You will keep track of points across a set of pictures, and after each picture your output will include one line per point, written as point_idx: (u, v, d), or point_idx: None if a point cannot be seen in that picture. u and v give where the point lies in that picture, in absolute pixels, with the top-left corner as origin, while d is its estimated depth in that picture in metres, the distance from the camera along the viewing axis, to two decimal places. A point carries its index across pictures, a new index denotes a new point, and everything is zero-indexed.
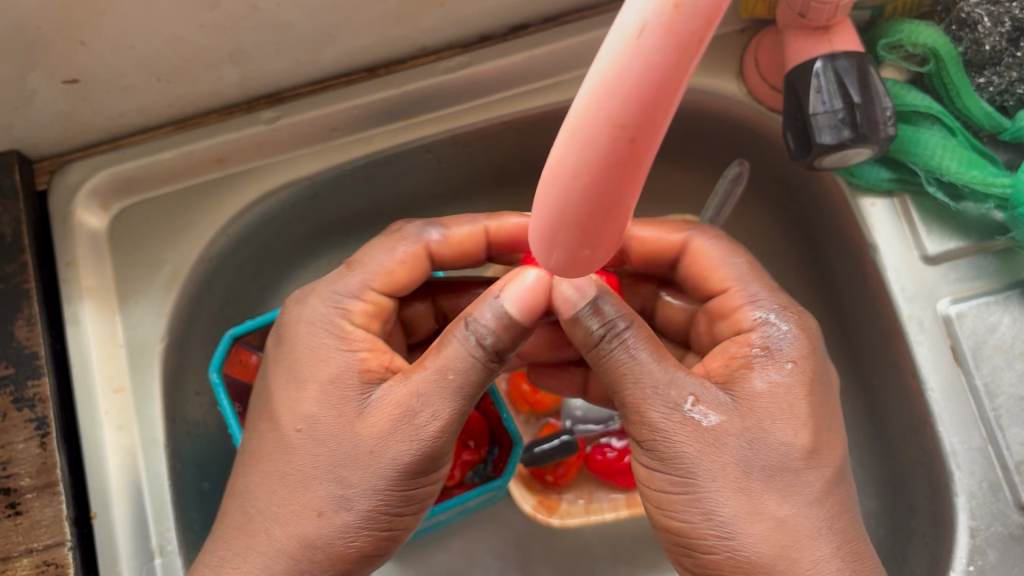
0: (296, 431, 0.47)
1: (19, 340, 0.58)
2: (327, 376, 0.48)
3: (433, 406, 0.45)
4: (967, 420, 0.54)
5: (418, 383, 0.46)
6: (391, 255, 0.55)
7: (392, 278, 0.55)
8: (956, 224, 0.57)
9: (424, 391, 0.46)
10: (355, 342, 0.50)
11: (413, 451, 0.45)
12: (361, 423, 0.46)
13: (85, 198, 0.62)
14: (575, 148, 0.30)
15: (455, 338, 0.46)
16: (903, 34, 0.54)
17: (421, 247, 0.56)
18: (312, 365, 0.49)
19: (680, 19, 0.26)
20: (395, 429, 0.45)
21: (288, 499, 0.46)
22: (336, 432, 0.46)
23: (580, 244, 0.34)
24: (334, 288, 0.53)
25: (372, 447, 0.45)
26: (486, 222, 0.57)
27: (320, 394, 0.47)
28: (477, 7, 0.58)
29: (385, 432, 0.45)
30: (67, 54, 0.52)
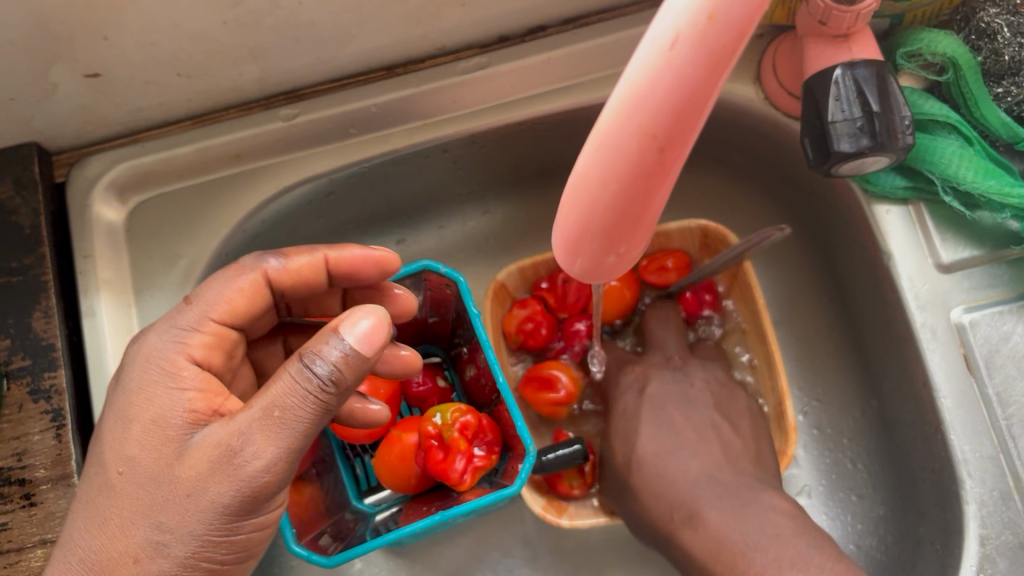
0: (118, 474, 0.42)
1: (36, 331, 0.58)
2: (151, 415, 0.43)
3: (258, 448, 0.41)
4: (979, 429, 0.55)
5: (241, 422, 0.41)
6: (229, 284, 0.50)
7: (232, 311, 0.50)
8: (970, 233, 0.57)
9: (250, 430, 0.41)
10: (186, 380, 0.45)
11: (233, 493, 0.41)
12: (179, 465, 0.41)
13: (103, 191, 0.63)
14: (604, 157, 0.30)
15: (288, 371, 0.42)
16: (923, 43, 0.54)
17: (260, 275, 0.51)
18: (140, 404, 0.44)
19: (713, 30, 0.26)
20: (216, 473, 0.41)
21: (105, 542, 0.41)
22: (155, 474, 0.42)
23: (605, 250, 0.34)
24: (170, 320, 0.48)
25: (191, 491, 0.41)
26: (326, 251, 0.53)
27: (142, 434, 0.43)
28: (497, 8, 0.58)
29: (204, 475, 0.41)
30: (90, 48, 0.53)
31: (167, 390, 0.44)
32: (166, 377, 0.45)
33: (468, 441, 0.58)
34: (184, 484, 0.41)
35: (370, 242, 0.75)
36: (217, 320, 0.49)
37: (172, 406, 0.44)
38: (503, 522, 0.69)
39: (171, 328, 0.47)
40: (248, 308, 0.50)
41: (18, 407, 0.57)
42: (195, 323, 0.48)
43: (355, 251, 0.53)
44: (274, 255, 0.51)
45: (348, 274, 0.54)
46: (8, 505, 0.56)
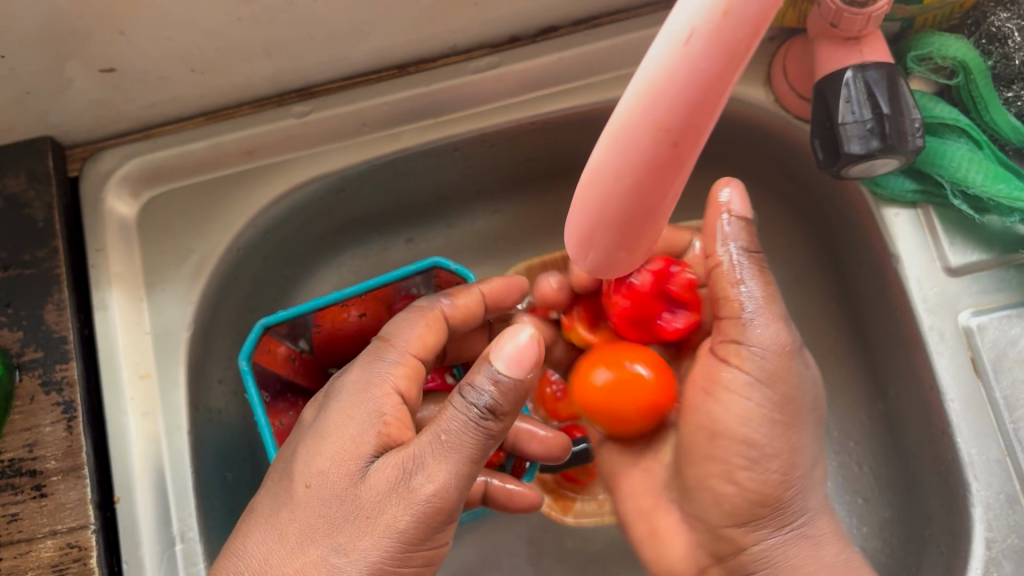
0: (304, 488, 0.46)
1: (48, 324, 0.59)
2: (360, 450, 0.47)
3: (434, 473, 0.44)
4: (985, 432, 0.55)
5: (414, 447, 0.45)
6: (414, 326, 0.56)
7: (423, 343, 0.56)
8: (978, 237, 0.57)
9: (424, 455, 0.45)
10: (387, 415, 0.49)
11: (408, 517, 0.44)
12: (361, 485, 0.45)
13: (116, 185, 0.63)
14: (618, 152, 0.31)
15: (452, 402, 0.45)
16: (933, 47, 0.54)
17: (439, 311, 0.58)
18: (339, 424, 0.48)
19: (728, 26, 0.27)
20: (393, 497, 0.44)
21: (284, 557, 0.44)
22: (340, 492, 0.45)
23: (617, 244, 0.34)
24: (369, 364, 0.53)
25: (371, 513, 0.44)
26: (479, 286, 0.61)
27: (334, 451, 0.47)
28: (510, 7, 0.59)
29: (382, 496, 0.44)
30: (105, 43, 0.53)
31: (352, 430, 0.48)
32: (354, 422, 0.48)
33: None
34: (375, 508, 0.44)
35: (380, 240, 0.75)
36: (414, 354, 0.55)
37: (354, 429, 0.48)
38: (509, 521, 0.69)
39: (372, 371, 0.52)
40: (438, 338, 0.57)
41: (28, 399, 0.57)
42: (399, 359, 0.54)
43: (499, 281, 0.63)
44: (446, 294, 0.60)
45: (497, 301, 0.63)
46: (18, 496, 0.56)
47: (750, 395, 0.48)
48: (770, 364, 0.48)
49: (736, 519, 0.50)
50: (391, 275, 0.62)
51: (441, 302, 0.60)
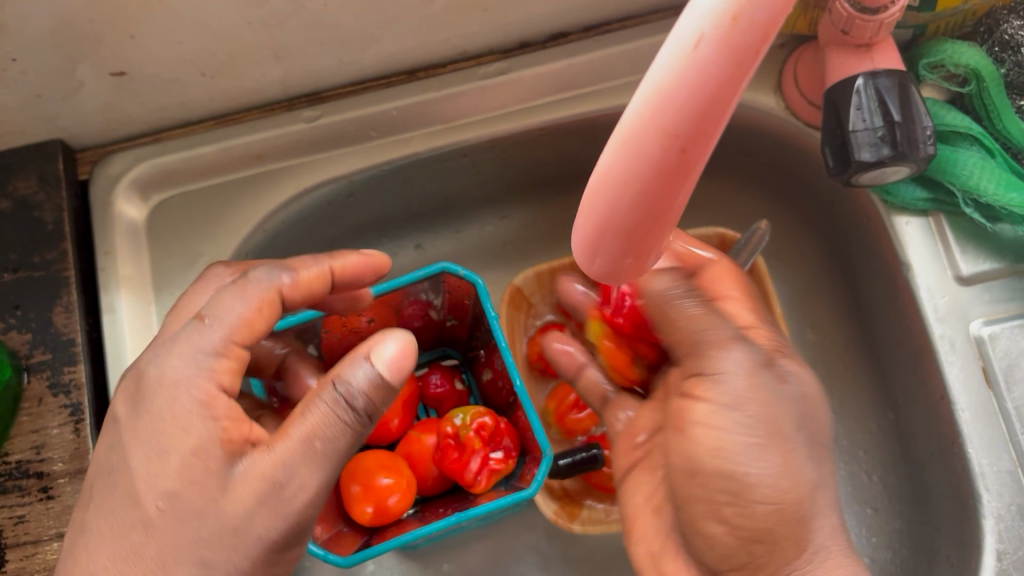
0: (158, 510, 0.40)
1: (57, 326, 0.59)
2: (191, 446, 0.41)
3: (304, 476, 0.42)
4: (997, 442, 0.54)
5: (283, 455, 0.42)
6: (245, 302, 0.46)
7: (251, 328, 0.46)
8: (990, 246, 0.57)
9: (293, 464, 0.42)
10: (218, 409, 0.42)
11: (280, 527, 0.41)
12: (226, 499, 0.41)
13: (126, 188, 0.63)
14: (625, 157, 0.31)
15: (322, 402, 0.43)
16: (945, 54, 0.54)
17: (275, 292, 0.48)
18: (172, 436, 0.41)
19: (737, 31, 0.27)
20: (263, 506, 0.41)
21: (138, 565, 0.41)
22: (200, 509, 0.40)
23: (625, 250, 0.34)
24: (188, 345, 0.44)
25: (239, 525, 0.40)
26: (331, 260, 0.52)
27: (182, 467, 0.41)
28: (520, 13, 0.59)
29: (251, 507, 0.41)
30: (116, 46, 0.53)
31: (178, 406, 0.42)
32: (176, 405, 0.42)
33: (485, 444, 0.58)
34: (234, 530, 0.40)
35: (388, 245, 0.75)
36: (240, 342, 0.45)
37: (171, 424, 0.42)
38: (514, 527, 0.69)
39: (191, 352, 0.44)
40: (263, 324, 0.47)
41: (36, 401, 0.58)
42: (220, 349, 0.44)
43: (353, 258, 0.54)
44: (285, 268, 0.49)
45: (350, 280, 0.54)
46: (25, 497, 0.56)
47: (720, 425, 0.44)
48: (743, 389, 0.45)
49: (737, 562, 0.44)
50: (400, 279, 0.58)
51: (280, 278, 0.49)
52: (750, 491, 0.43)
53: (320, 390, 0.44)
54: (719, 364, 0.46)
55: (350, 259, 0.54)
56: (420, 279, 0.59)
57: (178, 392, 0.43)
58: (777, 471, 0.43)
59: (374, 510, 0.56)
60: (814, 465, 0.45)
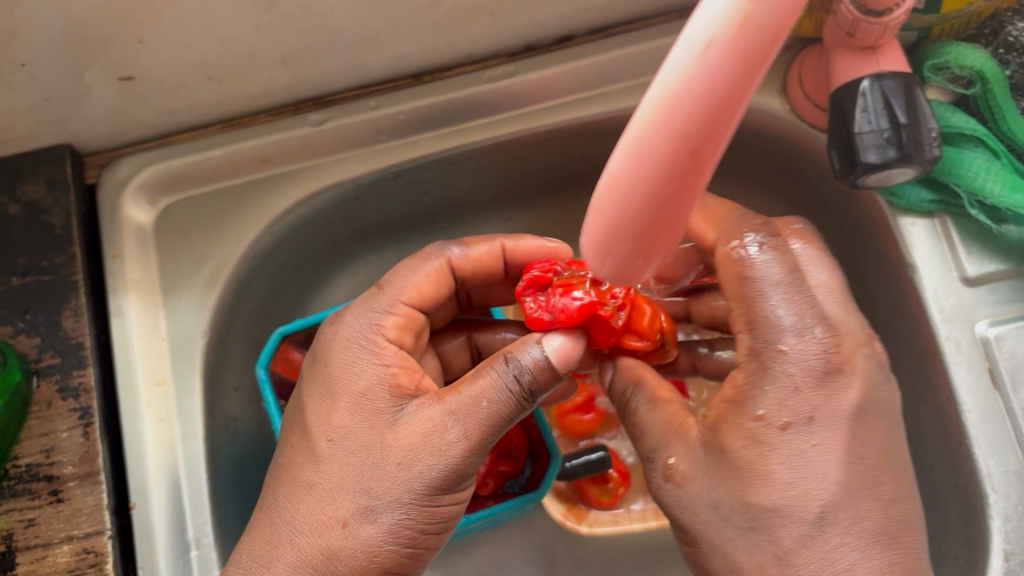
0: (330, 442, 0.46)
1: (66, 329, 0.59)
2: (360, 390, 0.48)
3: (466, 425, 0.45)
4: (1003, 443, 0.54)
5: (452, 403, 0.45)
6: (418, 271, 0.55)
7: (421, 294, 0.54)
8: (996, 247, 0.57)
9: (461, 413, 0.45)
10: (388, 358, 0.50)
11: (440, 467, 0.44)
12: (392, 436, 0.45)
13: (134, 192, 0.63)
14: (636, 159, 0.31)
15: (493, 369, 0.46)
16: (950, 57, 0.54)
17: (445, 261, 0.56)
18: (346, 379, 0.48)
19: (746, 34, 0.27)
20: (426, 445, 0.45)
21: (313, 508, 0.45)
22: (366, 444, 0.46)
23: (635, 252, 0.34)
24: (367, 304, 0.52)
25: (402, 460, 0.45)
26: (502, 239, 0.58)
27: (351, 407, 0.47)
28: (525, 16, 0.59)
29: (415, 446, 0.45)
30: (125, 51, 0.54)
31: (355, 360, 0.49)
32: (351, 356, 0.50)
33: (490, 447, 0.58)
34: (395, 461, 0.45)
35: (394, 248, 0.75)
36: (408, 302, 0.54)
37: (353, 371, 0.49)
38: (522, 530, 0.69)
39: (370, 308, 0.52)
40: (430, 287, 0.55)
41: (46, 405, 0.58)
42: (391, 305, 0.53)
43: (529, 240, 0.58)
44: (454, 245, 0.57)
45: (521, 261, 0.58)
46: (35, 500, 0.56)
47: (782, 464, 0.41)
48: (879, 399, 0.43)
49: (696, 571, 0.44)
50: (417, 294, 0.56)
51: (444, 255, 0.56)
52: (696, 503, 0.43)
53: (496, 361, 0.47)
54: (750, 419, 0.42)
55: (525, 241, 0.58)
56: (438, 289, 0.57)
57: (347, 345, 0.50)
58: (744, 527, 0.41)
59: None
60: (796, 531, 0.40)
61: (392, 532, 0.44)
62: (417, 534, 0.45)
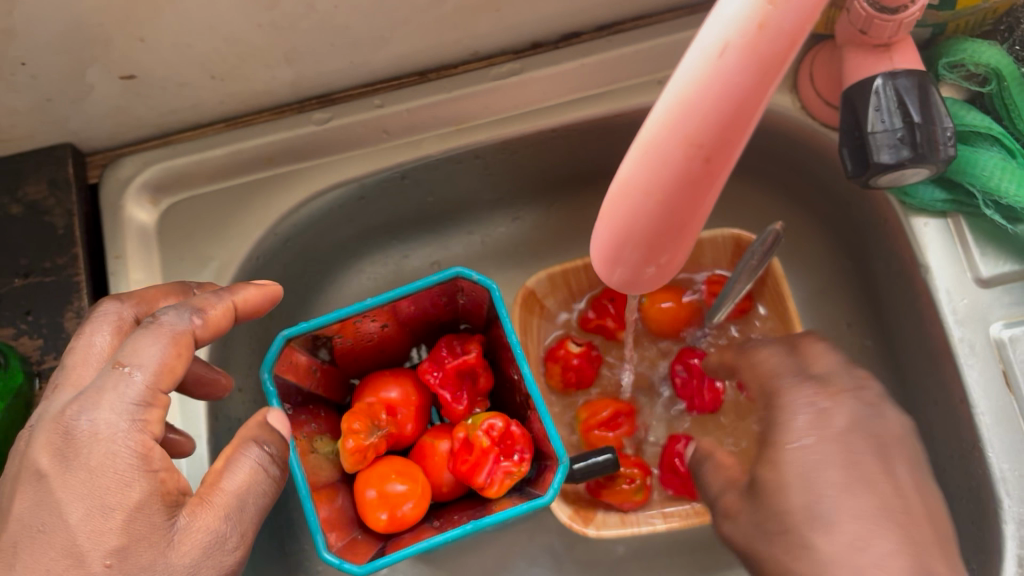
0: (103, 567, 0.36)
1: (68, 331, 0.58)
2: (134, 501, 0.37)
3: (239, 531, 0.40)
4: (1018, 447, 0.54)
5: (222, 507, 0.39)
6: (172, 347, 0.40)
7: (173, 373, 0.40)
8: (1012, 247, 0.56)
9: (230, 520, 0.40)
10: (157, 462, 0.38)
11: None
12: (173, 551, 0.37)
13: (136, 192, 0.63)
14: (648, 167, 0.30)
15: (247, 460, 0.41)
16: (966, 53, 0.53)
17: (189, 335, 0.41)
18: (117, 492, 0.37)
19: (765, 39, 0.26)
20: (208, 558, 0.38)
21: None
22: (149, 565, 0.36)
23: (645, 260, 0.34)
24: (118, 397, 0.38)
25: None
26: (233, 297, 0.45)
27: (120, 524, 0.36)
28: (532, 13, 0.58)
29: (200, 559, 0.38)
30: (126, 50, 0.53)
31: (117, 461, 0.37)
32: (113, 462, 0.37)
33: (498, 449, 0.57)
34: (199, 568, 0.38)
35: (399, 247, 0.74)
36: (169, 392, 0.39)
37: (112, 477, 0.37)
38: (529, 531, 0.68)
39: (121, 401, 0.38)
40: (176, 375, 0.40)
41: None
42: (146, 398, 0.38)
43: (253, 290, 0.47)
44: (196, 309, 0.42)
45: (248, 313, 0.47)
46: None
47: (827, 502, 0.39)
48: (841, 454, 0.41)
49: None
50: (412, 286, 0.56)
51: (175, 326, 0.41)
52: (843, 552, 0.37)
53: (238, 450, 0.42)
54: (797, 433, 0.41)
55: (247, 293, 0.46)
56: (434, 285, 0.57)
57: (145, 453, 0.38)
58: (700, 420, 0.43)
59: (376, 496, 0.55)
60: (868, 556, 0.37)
61: None
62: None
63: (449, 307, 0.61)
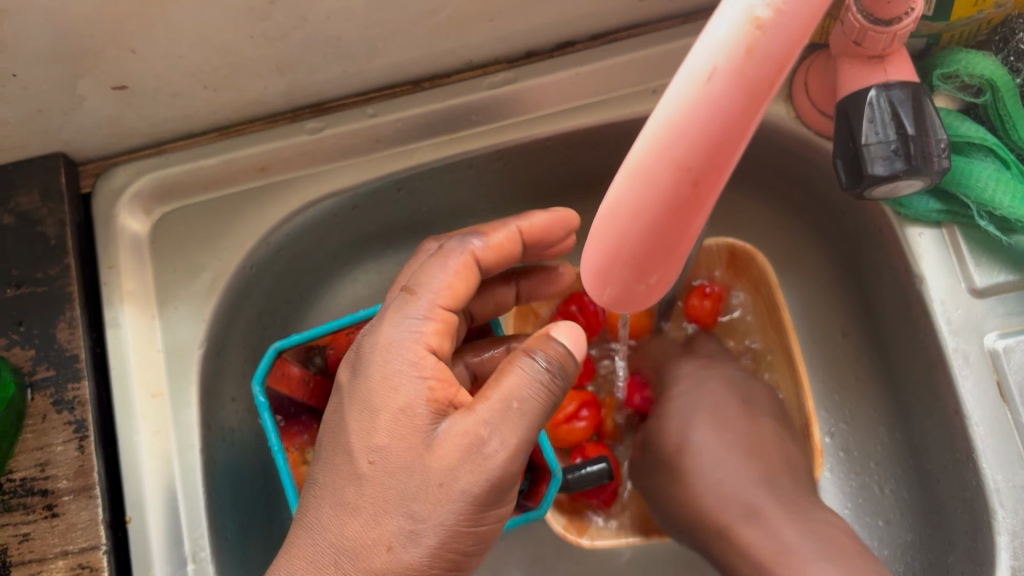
0: (370, 464, 0.45)
1: (60, 341, 0.58)
2: (401, 402, 0.46)
3: (503, 435, 0.44)
4: (1012, 459, 0.54)
5: (484, 413, 0.44)
6: (446, 270, 0.51)
7: (454, 292, 0.51)
8: (1005, 257, 0.56)
9: (493, 423, 0.44)
10: (427, 368, 0.47)
11: (482, 482, 0.43)
12: (430, 455, 0.44)
13: (129, 202, 0.62)
14: (636, 189, 0.30)
15: (516, 369, 0.45)
16: (959, 65, 0.53)
17: (470, 256, 0.52)
18: (384, 395, 0.46)
19: (752, 64, 0.26)
20: (466, 462, 0.43)
21: (359, 530, 0.43)
22: (406, 465, 0.44)
23: (636, 280, 0.33)
24: (402, 312, 0.50)
25: (443, 480, 0.43)
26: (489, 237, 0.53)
27: (392, 423, 0.45)
28: (526, 23, 0.58)
29: (455, 464, 0.43)
30: (118, 61, 0.53)
31: (399, 370, 0.47)
32: (402, 366, 0.47)
33: None
34: (445, 482, 0.43)
35: (393, 255, 0.74)
36: (445, 305, 0.50)
37: (395, 381, 0.47)
38: (522, 540, 0.68)
39: (406, 317, 0.49)
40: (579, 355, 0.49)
41: (41, 418, 0.57)
42: (429, 311, 0.50)
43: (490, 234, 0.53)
44: (474, 237, 0.53)
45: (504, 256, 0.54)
46: (30, 515, 0.56)
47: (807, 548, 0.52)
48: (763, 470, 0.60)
49: None
50: None
51: (542, 371, 0.46)
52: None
53: (518, 360, 0.46)
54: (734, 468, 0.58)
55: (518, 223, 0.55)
56: None
57: (530, 386, 0.45)
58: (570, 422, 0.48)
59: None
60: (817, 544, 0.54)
61: (435, 557, 0.43)
62: (459, 556, 0.44)
63: None
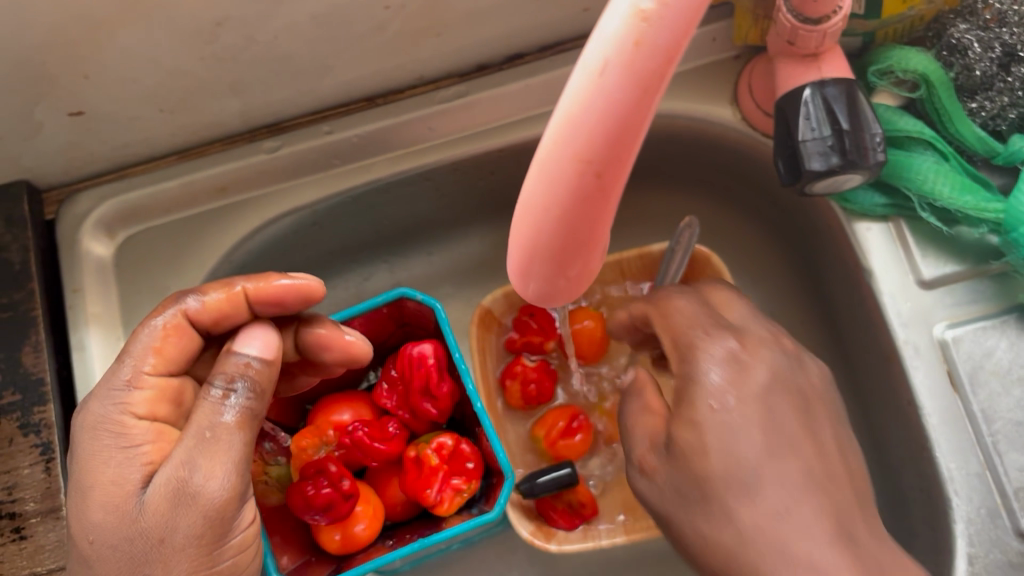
0: (93, 532, 0.42)
1: (26, 366, 0.59)
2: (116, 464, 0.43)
3: (196, 463, 0.42)
4: (966, 446, 0.54)
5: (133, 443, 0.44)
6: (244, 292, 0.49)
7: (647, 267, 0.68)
8: (951, 249, 0.57)
9: (189, 458, 0.42)
10: (134, 437, 0.44)
11: (201, 517, 0.41)
12: (140, 512, 0.42)
13: (92, 227, 0.64)
14: (544, 183, 0.31)
15: (202, 404, 0.43)
16: (893, 61, 0.54)
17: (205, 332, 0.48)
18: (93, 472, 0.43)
19: (641, 56, 0.27)
20: (179, 507, 0.41)
21: None
22: (111, 526, 0.42)
23: (556, 274, 0.34)
24: (183, 467, 0.42)
25: (168, 518, 0.41)
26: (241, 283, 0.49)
27: (101, 497, 0.42)
28: (473, 37, 0.59)
29: (167, 512, 0.41)
30: (72, 87, 0.54)
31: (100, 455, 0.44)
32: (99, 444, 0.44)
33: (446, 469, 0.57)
34: (165, 528, 0.41)
35: (359, 271, 0.75)
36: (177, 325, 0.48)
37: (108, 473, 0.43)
38: (499, 554, 0.68)
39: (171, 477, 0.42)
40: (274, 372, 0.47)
41: (8, 442, 0.58)
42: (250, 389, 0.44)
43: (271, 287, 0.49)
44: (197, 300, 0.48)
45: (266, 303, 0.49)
46: None
47: None
48: None
49: None
50: (357, 307, 0.57)
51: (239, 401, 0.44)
52: None
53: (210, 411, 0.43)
54: None
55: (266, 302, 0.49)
56: (380, 306, 0.58)
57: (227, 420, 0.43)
58: None
59: (341, 538, 0.56)
60: None
61: None
62: None
63: (400, 327, 0.62)
